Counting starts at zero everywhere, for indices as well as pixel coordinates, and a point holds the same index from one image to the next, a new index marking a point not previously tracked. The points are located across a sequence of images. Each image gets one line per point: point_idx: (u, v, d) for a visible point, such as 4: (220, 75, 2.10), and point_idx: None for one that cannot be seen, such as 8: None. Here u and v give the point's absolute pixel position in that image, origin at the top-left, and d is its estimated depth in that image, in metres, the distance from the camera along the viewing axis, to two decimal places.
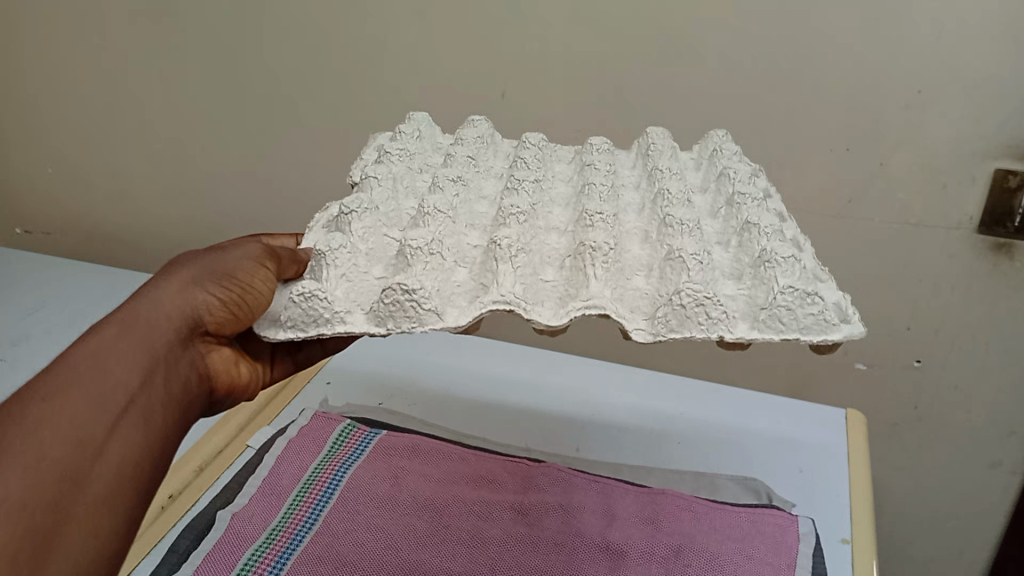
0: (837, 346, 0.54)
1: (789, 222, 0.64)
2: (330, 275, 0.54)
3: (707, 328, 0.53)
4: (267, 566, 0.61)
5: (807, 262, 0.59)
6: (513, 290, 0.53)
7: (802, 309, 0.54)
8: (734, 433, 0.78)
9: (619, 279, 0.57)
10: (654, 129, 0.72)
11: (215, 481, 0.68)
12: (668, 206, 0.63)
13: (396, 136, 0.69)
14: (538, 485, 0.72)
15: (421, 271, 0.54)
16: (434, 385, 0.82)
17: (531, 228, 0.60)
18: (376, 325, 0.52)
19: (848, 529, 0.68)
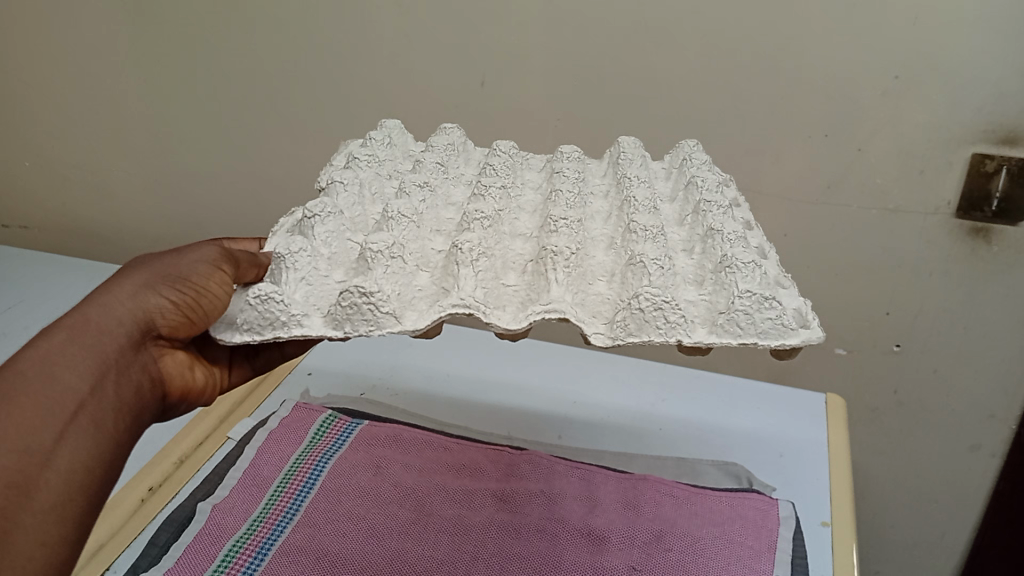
0: (795, 352, 0.50)
1: (755, 232, 0.61)
2: (289, 278, 0.52)
3: (666, 332, 0.49)
4: (247, 557, 0.62)
5: (770, 269, 0.56)
6: (474, 293, 0.49)
7: (760, 313, 0.49)
8: (711, 420, 0.79)
9: (580, 284, 0.53)
10: (625, 138, 0.69)
11: (194, 474, 0.70)
12: (633, 212, 0.59)
13: (365, 143, 0.68)
14: (519, 472, 0.72)
15: (381, 274, 0.51)
16: (415, 378, 0.84)
17: (496, 233, 0.56)
18: (334, 328, 0.49)
19: (828, 512, 0.68)
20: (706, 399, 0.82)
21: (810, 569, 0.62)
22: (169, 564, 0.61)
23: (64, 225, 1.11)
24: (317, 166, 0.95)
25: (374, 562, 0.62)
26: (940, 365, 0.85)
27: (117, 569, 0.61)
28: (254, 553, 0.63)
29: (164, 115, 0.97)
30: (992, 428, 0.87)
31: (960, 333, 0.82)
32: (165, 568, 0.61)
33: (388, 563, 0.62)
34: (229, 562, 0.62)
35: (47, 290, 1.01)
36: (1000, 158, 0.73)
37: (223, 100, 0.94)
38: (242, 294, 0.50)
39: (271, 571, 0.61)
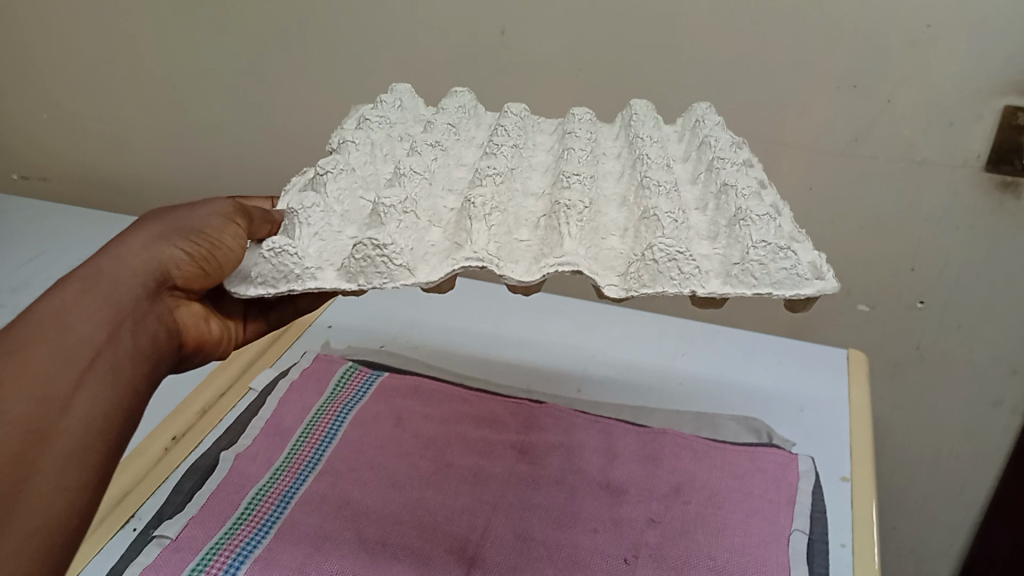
0: (811, 303, 0.49)
1: (770, 190, 0.60)
2: (302, 234, 0.51)
3: (680, 283, 0.48)
4: (270, 506, 0.63)
5: (785, 223, 0.55)
6: (487, 247, 0.49)
7: (774, 263, 0.49)
8: (730, 375, 0.78)
9: (594, 238, 0.52)
10: (637, 102, 0.68)
11: (218, 424, 0.71)
12: (646, 169, 0.58)
13: (377, 105, 0.67)
14: (539, 424, 0.72)
15: (394, 229, 0.50)
16: (434, 332, 0.84)
17: (509, 190, 0.55)
18: (348, 281, 0.49)
19: (848, 467, 0.68)
20: (725, 354, 0.81)
21: (830, 523, 0.62)
22: (195, 511, 0.62)
23: (81, 178, 1.11)
24: (334, 117, 0.94)
25: (396, 511, 0.63)
26: (964, 321, 0.84)
27: (141, 517, 0.62)
28: (277, 501, 0.63)
29: (180, 66, 0.96)
30: (1014, 384, 0.86)
31: (985, 288, 0.81)
32: (191, 515, 0.62)
33: (409, 512, 0.63)
34: (253, 510, 0.62)
35: (66, 243, 1.02)
36: None
37: (238, 51, 0.93)
38: (257, 247, 0.50)
39: (294, 518, 0.62)
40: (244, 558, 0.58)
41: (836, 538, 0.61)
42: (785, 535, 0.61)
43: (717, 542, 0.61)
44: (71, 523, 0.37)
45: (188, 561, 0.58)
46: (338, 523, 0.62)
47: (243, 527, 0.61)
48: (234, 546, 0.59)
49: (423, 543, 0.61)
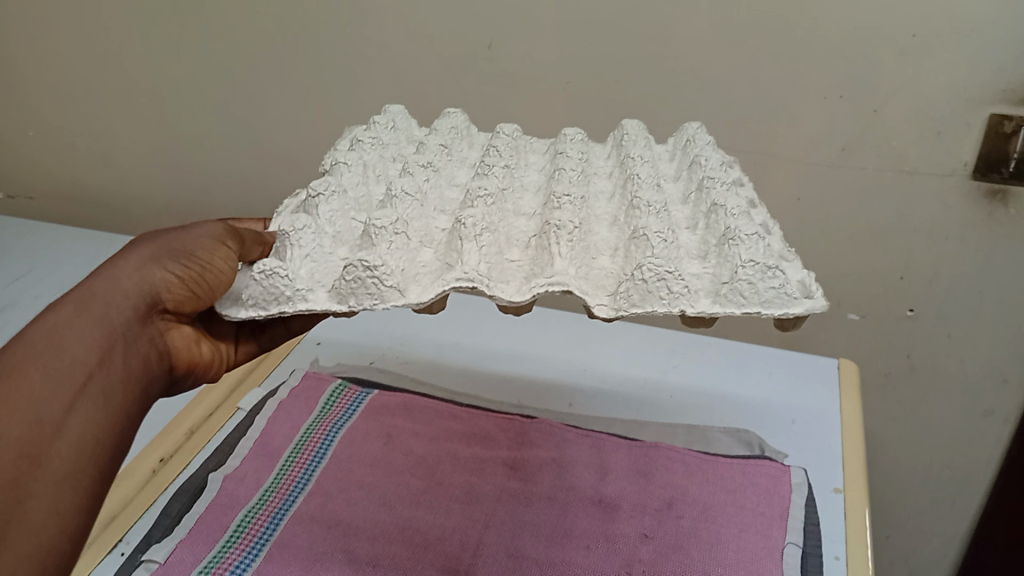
0: (799, 322, 0.49)
1: (759, 209, 0.60)
2: (293, 255, 0.50)
3: (670, 302, 0.48)
4: (260, 526, 0.62)
5: (775, 243, 0.55)
6: (477, 267, 0.48)
7: (763, 282, 0.49)
8: (722, 388, 0.78)
9: (584, 258, 0.52)
10: (628, 121, 0.68)
11: (206, 444, 0.70)
12: (636, 188, 0.58)
13: (369, 126, 0.67)
14: (530, 440, 0.71)
15: (385, 250, 0.50)
16: (424, 347, 0.84)
17: (500, 210, 0.55)
18: (338, 303, 0.48)
19: (841, 479, 0.67)
20: (716, 366, 0.81)
21: (824, 535, 0.62)
22: (183, 534, 0.61)
23: (69, 195, 1.11)
24: (323, 133, 0.94)
25: (386, 531, 0.63)
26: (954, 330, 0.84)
27: (129, 540, 0.61)
28: (267, 522, 0.63)
29: (168, 83, 0.96)
30: (1006, 392, 0.87)
31: (973, 297, 0.81)
32: (179, 538, 0.61)
33: (400, 532, 0.62)
34: (242, 531, 0.62)
35: (53, 260, 1.01)
36: (1018, 119, 0.72)
37: (226, 67, 0.92)
38: (247, 269, 0.49)
39: (284, 540, 0.61)
40: None
41: (830, 552, 0.61)
42: (779, 549, 0.61)
43: (711, 557, 0.61)
44: (63, 546, 0.36)
45: None
46: (329, 544, 0.61)
47: (232, 549, 0.60)
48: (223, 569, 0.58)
49: (414, 563, 0.60)
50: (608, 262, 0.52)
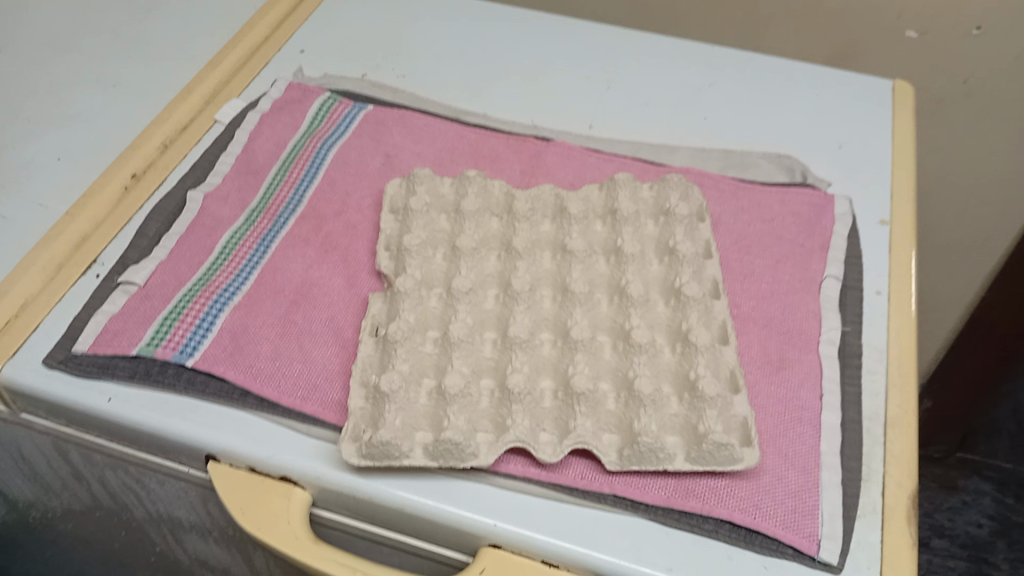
0: (737, 470, 0.44)
1: (714, 259, 0.54)
2: (206, 428, 0.48)
3: (635, 462, 0.44)
4: (248, 250, 0.55)
5: (717, 334, 0.49)
6: (437, 454, 0.44)
7: (713, 459, 0.44)
8: (764, 109, 0.69)
9: (540, 410, 0.46)
10: (673, 177, 0.57)
11: (182, 161, 0.63)
12: (629, 292, 0.51)
13: (407, 180, 0.58)
14: (543, 164, 0.61)
15: (352, 442, 0.45)
16: (428, 56, 0.72)
17: (476, 338, 0.49)
18: (352, 456, 0.45)
19: (888, 209, 0.61)
20: (761, 85, 0.71)
21: (865, 267, 0.58)
22: (162, 258, 0.55)
23: None
24: None
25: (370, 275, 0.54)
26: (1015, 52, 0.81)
27: (104, 262, 0.56)
28: (254, 247, 0.56)
29: None
30: None
31: None
32: (159, 260, 0.55)
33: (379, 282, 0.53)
34: (228, 254, 0.55)
35: None
36: None
37: None
38: None
39: (275, 265, 0.55)
40: (210, 324, 0.51)
41: (868, 287, 0.56)
42: (817, 282, 0.56)
43: (740, 288, 0.55)
44: None
45: (149, 325, 0.51)
46: (326, 269, 0.54)
47: (219, 272, 0.54)
48: (210, 294, 0.53)
49: (377, 324, 0.50)
50: (670, 457, 0.44)
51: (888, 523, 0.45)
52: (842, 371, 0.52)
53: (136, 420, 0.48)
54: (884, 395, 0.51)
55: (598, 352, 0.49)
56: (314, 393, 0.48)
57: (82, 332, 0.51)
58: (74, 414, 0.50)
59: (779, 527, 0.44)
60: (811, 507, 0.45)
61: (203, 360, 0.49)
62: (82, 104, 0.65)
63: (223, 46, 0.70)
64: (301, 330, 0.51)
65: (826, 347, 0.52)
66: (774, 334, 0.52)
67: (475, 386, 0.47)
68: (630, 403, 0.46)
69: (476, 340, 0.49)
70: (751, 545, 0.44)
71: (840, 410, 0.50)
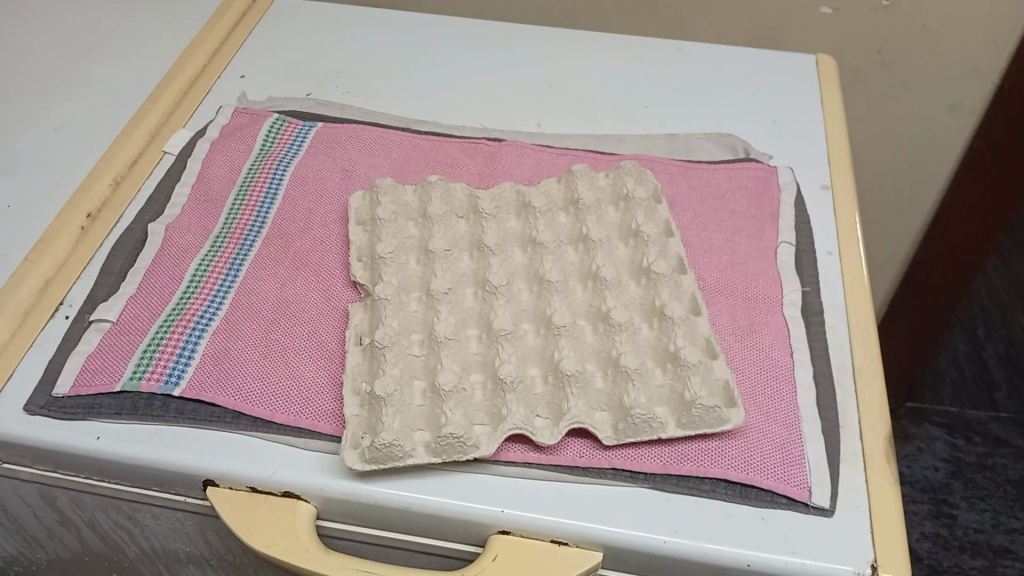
0: (725, 430, 0.46)
1: (677, 236, 0.56)
2: (201, 454, 0.48)
3: (630, 434, 0.46)
4: (219, 275, 0.55)
5: (688, 306, 0.52)
6: (440, 450, 0.45)
7: (703, 423, 0.46)
8: (699, 93, 0.72)
9: (534, 397, 0.48)
10: (626, 163, 0.60)
11: (136, 196, 0.62)
12: (602, 276, 0.53)
13: (371, 193, 0.58)
14: (500, 163, 0.63)
15: (354, 449, 0.46)
16: (369, 71, 0.73)
17: (462, 336, 0.50)
18: (357, 462, 0.45)
19: (828, 175, 0.65)
20: (694, 70, 0.74)
21: (815, 231, 0.61)
22: (131, 292, 0.55)
23: None
24: None
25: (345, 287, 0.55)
26: (923, 19, 0.86)
27: (72, 303, 0.55)
28: (224, 272, 0.56)
29: None
30: (974, 83, 0.90)
31: None
32: (129, 295, 0.55)
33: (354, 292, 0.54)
34: (199, 282, 0.55)
35: None
36: None
37: None
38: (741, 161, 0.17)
39: (248, 287, 0.55)
40: (192, 352, 0.51)
41: (820, 249, 0.60)
42: (773, 249, 0.59)
43: (703, 261, 0.57)
44: None
45: (128, 360, 0.51)
46: (300, 286, 0.55)
47: (193, 300, 0.54)
48: (188, 322, 0.53)
49: (361, 333, 0.51)
50: (662, 425, 0.46)
51: (869, 464, 0.48)
52: (808, 330, 0.54)
53: (128, 455, 0.48)
54: (848, 347, 0.54)
55: (580, 336, 0.50)
56: (308, 407, 0.49)
57: (61, 375, 0.51)
58: (62, 458, 0.49)
59: (771, 479, 0.46)
60: (798, 457, 0.47)
61: (190, 388, 0.49)
62: (26, 149, 0.64)
63: (163, 78, 0.70)
64: (284, 347, 0.51)
65: (790, 309, 0.55)
66: (740, 301, 0.55)
67: (467, 381, 0.48)
68: (618, 379, 0.48)
69: (461, 337, 0.50)
70: (747, 499, 0.46)
71: (810, 365, 0.52)
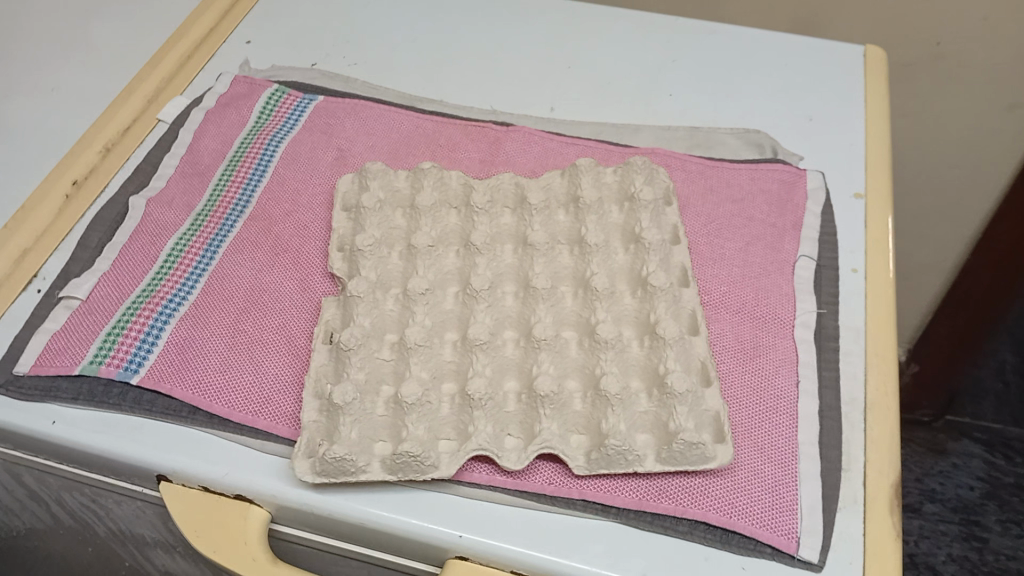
0: (710, 466, 0.42)
1: (682, 244, 0.52)
2: (156, 449, 0.45)
3: (606, 465, 0.42)
4: (194, 256, 0.52)
5: (685, 325, 0.47)
6: (394, 469, 0.42)
7: (686, 458, 0.42)
8: (730, 82, 0.66)
9: (503, 416, 0.44)
10: (636, 158, 0.55)
11: (125, 165, 0.59)
12: (595, 287, 0.49)
13: (362, 176, 0.55)
14: (503, 150, 0.59)
15: (306, 460, 0.43)
16: (380, 41, 0.69)
17: (436, 342, 0.47)
18: (309, 474, 0.42)
19: (863, 181, 0.59)
20: (727, 56, 0.68)
21: (840, 245, 0.55)
22: (104, 269, 0.52)
23: None
24: None
25: (322, 278, 0.52)
26: (987, 10, 0.79)
27: (45, 277, 0.53)
28: (200, 254, 0.53)
29: None
30: None
31: None
32: (102, 271, 0.52)
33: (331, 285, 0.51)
34: (173, 263, 0.52)
35: None
36: None
37: None
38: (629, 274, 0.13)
39: (223, 271, 0.52)
40: (156, 338, 0.49)
41: (844, 266, 0.54)
42: (790, 263, 0.54)
43: (709, 273, 0.52)
44: None
45: (91, 341, 0.49)
46: (277, 273, 0.52)
47: (165, 282, 0.51)
48: (156, 305, 0.50)
49: (330, 331, 0.48)
50: (640, 458, 0.42)
51: (870, 513, 0.43)
52: (819, 356, 0.50)
53: (80, 443, 0.46)
54: (862, 378, 0.49)
55: (563, 350, 0.47)
56: (267, 406, 0.46)
57: (23, 351, 0.49)
58: (19, 439, 0.47)
59: (756, 525, 0.42)
60: (790, 502, 0.43)
61: (149, 377, 0.47)
62: (20, 110, 0.62)
63: (166, 42, 0.67)
64: (251, 339, 0.48)
65: (801, 331, 0.50)
66: (747, 320, 0.50)
67: (435, 392, 0.45)
68: (597, 402, 0.44)
69: (435, 343, 0.47)
70: (728, 545, 0.42)
71: (818, 397, 0.48)
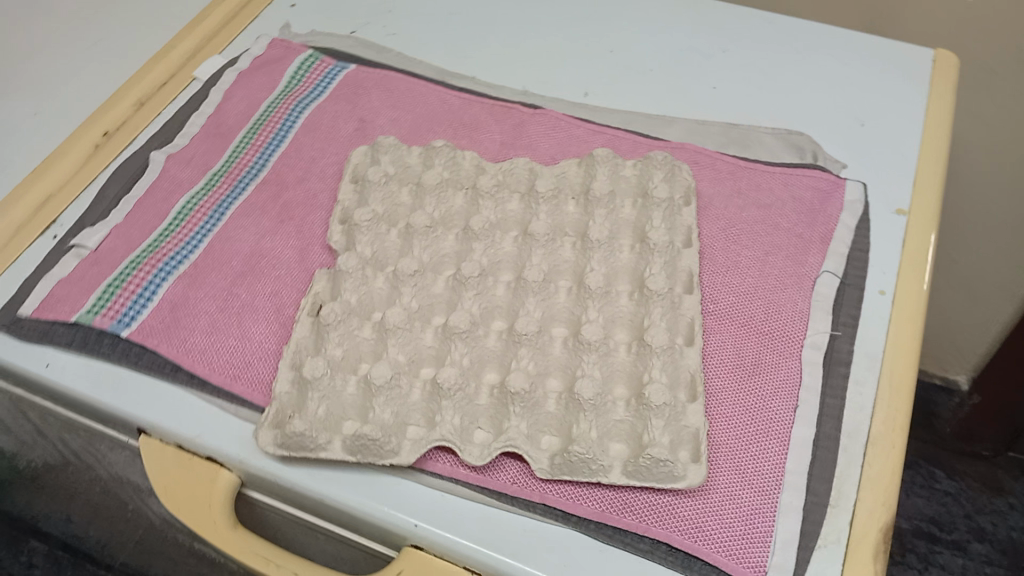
0: (679, 485, 0.40)
1: (691, 248, 0.49)
2: (135, 402, 0.46)
3: (569, 471, 0.41)
4: (202, 216, 0.53)
5: (678, 334, 0.45)
6: (352, 450, 0.42)
7: (653, 474, 0.40)
8: (781, 78, 0.62)
9: (474, 410, 0.43)
10: (656, 153, 0.52)
11: (155, 120, 0.60)
12: (589, 285, 0.47)
13: (375, 150, 0.54)
14: (526, 133, 0.57)
15: (270, 429, 0.43)
16: (423, 12, 0.68)
17: (419, 326, 0.46)
18: (272, 445, 0.42)
19: (908, 195, 0.54)
20: (782, 50, 0.64)
21: (870, 263, 0.51)
22: (116, 222, 0.53)
23: None
24: None
25: (320, 248, 0.51)
26: None
27: (63, 224, 0.54)
28: (209, 214, 0.53)
29: None
30: None
31: None
32: (114, 224, 0.53)
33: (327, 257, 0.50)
34: (181, 221, 0.53)
35: None
36: None
37: None
38: None
39: (227, 233, 0.52)
40: (152, 293, 0.49)
41: (872, 286, 0.50)
42: (811, 278, 0.50)
43: (719, 281, 0.49)
44: None
45: (91, 291, 0.49)
46: (278, 240, 0.52)
47: (170, 239, 0.52)
48: (158, 261, 0.51)
49: (315, 304, 0.47)
50: (605, 468, 0.41)
51: (852, 555, 0.40)
52: (825, 380, 0.46)
53: (66, 388, 0.47)
54: (869, 409, 0.45)
55: (546, 348, 0.45)
56: (245, 372, 0.46)
57: (29, 295, 0.50)
58: (17, 377, 0.49)
59: (722, 554, 0.40)
60: (762, 534, 0.40)
61: (139, 332, 0.48)
62: (66, 60, 0.64)
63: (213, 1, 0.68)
64: (242, 304, 0.49)
65: (810, 352, 0.47)
66: (751, 335, 0.47)
67: (407, 377, 0.44)
68: (571, 406, 0.43)
69: (416, 328, 0.46)
70: (689, 570, 0.40)
71: (815, 424, 0.44)
